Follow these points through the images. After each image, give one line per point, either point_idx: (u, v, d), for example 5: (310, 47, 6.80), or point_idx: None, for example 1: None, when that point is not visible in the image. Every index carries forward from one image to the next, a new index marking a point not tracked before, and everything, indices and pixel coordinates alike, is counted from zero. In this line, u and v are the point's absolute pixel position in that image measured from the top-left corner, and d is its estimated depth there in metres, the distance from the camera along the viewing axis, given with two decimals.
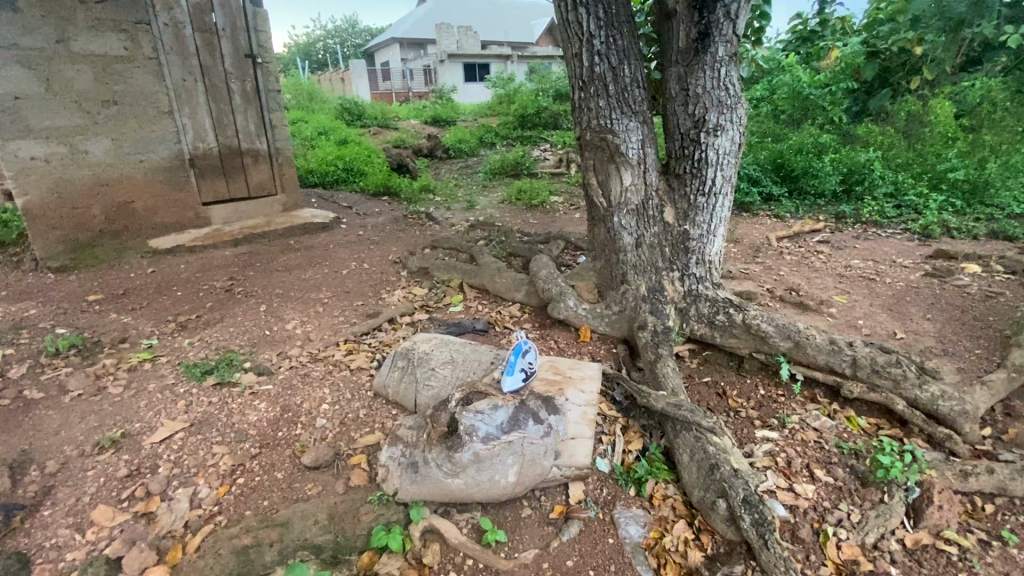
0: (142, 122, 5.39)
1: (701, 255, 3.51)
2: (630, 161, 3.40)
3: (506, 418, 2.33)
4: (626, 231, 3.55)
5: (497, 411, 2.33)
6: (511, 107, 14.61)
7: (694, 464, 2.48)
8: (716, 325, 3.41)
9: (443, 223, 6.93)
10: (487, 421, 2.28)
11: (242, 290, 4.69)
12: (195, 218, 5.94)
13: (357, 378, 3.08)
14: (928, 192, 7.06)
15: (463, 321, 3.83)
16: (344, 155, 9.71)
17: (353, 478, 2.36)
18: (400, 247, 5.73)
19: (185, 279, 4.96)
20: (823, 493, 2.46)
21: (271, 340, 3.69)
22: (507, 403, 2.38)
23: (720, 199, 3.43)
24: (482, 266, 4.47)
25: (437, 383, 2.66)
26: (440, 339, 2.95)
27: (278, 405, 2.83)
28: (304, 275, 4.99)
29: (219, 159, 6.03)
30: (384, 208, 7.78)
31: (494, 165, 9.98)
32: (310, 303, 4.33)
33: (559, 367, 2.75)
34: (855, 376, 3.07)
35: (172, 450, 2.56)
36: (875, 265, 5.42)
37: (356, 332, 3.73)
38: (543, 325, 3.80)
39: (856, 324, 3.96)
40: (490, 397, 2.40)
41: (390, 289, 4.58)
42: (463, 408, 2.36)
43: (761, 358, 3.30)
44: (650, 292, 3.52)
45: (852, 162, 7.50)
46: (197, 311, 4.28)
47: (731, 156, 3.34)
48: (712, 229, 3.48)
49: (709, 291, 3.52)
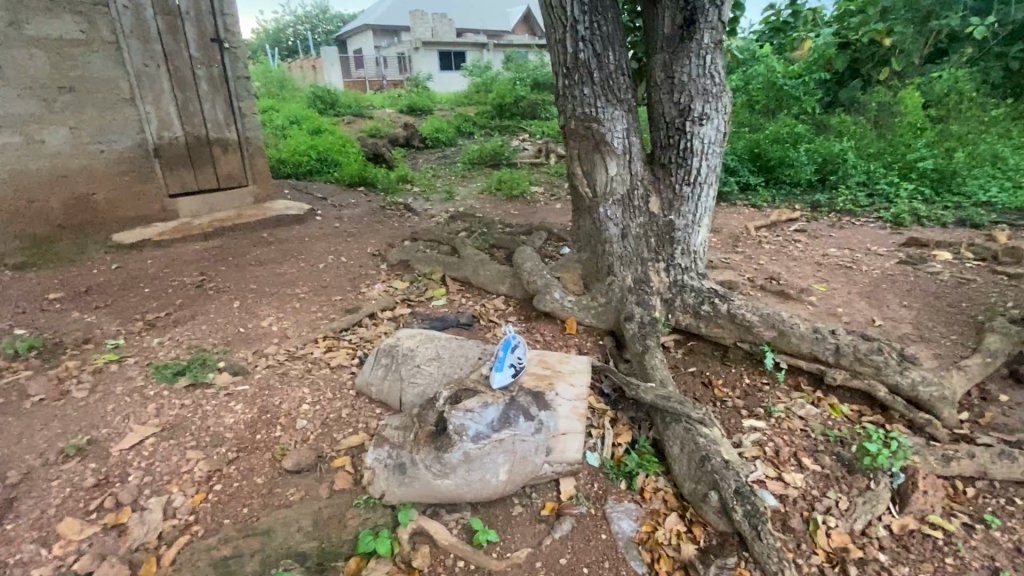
0: (103, 110, 5.13)
1: (686, 246, 3.47)
2: (615, 151, 3.34)
3: (495, 415, 2.20)
4: (611, 222, 3.50)
5: (486, 410, 2.20)
6: (489, 96, 14.47)
7: (685, 457, 2.46)
8: (702, 315, 3.41)
9: (422, 215, 6.80)
10: (476, 421, 2.16)
11: (215, 286, 4.52)
12: (162, 210, 5.68)
13: (337, 378, 3.00)
14: (899, 180, 7.24)
15: (446, 315, 3.76)
16: (318, 145, 9.44)
17: (337, 482, 2.23)
18: (379, 240, 5.60)
19: (153, 275, 4.78)
20: (812, 482, 2.47)
21: (246, 338, 3.56)
22: (497, 400, 2.24)
23: (705, 189, 3.39)
24: (465, 258, 4.37)
25: (423, 381, 2.54)
26: (425, 335, 2.81)
27: (255, 407, 2.73)
28: (279, 269, 4.84)
29: (186, 148, 5.77)
30: (361, 199, 7.60)
31: (473, 155, 9.84)
32: (286, 299, 4.20)
33: (548, 361, 2.63)
34: (838, 364, 3.13)
35: (142, 457, 2.41)
36: (850, 253, 5.54)
37: (335, 327, 3.63)
38: (528, 317, 3.74)
39: (836, 311, 4.05)
40: (479, 395, 2.26)
41: (369, 283, 4.46)
42: (451, 407, 2.23)
43: (746, 347, 3.34)
44: (636, 283, 3.47)
45: (825, 153, 7.65)
46: (167, 310, 4.12)
47: (716, 146, 3.30)
48: (698, 219, 3.44)
49: (694, 281, 3.50)
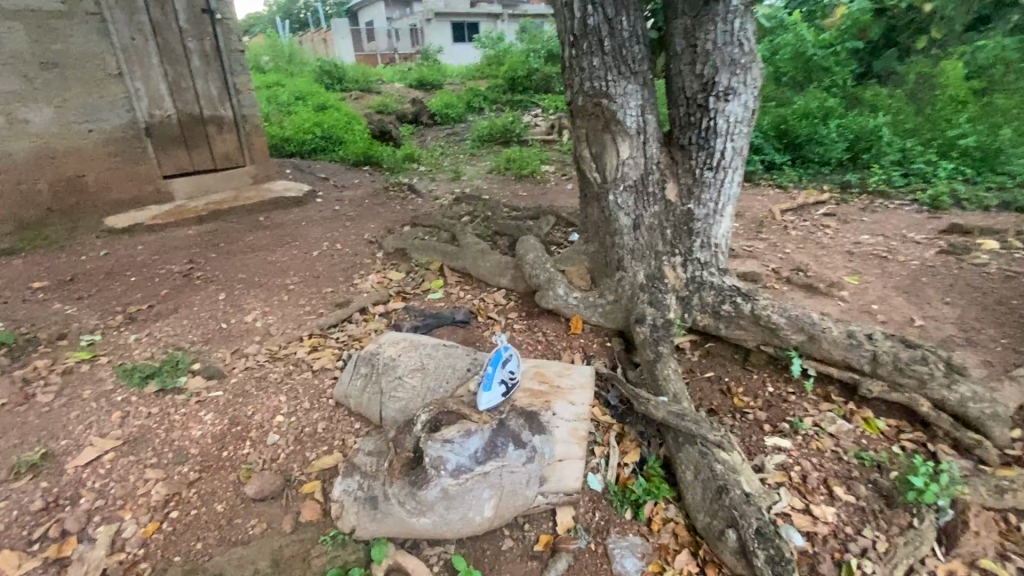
0: (89, 88, 4.86)
1: (706, 238, 3.09)
2: (628, 131, 2.95)
3: (480, 445, 1.88)
4: (622, 211, 3.12)
5: (469, 439, 1.87)
6: (501, 69, 13.90)
7: (700, 485, 2.17)
8: (722, 315, 3.08)
9: (426, 196, 6.49)
10: (457, 452, 1.83)
11: (202, 275, 4.30)
12: (155, 192, 5.45)
13: (317, 384, 2.75)
14: (937, 159, 6.67)
15: (442, 311, 3.48)
16: (321, 123, 9.11)
17: (303, 513, 1.99)
18: (378, 224, 5.32)
19: (141, 263, 4.58)
20: (845, 517, 2.15)
21: (227, 336, 3.33)
22: (482, 426, 1.92)
23: (730, 174, 2.99)
24: (464, 247, 4.05)
25: (405, 395, 2.26)
26: (409, 341, 2.52)
27: (225, 418, 2.50)
28: (270, 257, 4.59)
29: (179, 127, 5.49)
30: (364, 179, 7.29)
31: (482, 132, 9.42)
32: (274, 291, 3.95)
33: (546, 374, 2.30)
34: (874, 374, 2.81)
35: (98, 475, 2.21)
36: (884, 241, 5.10)
37: (323, 324, 3.38)
38: (530, 314, 3.44)
39: (870, 309, 3.71)
40: (461, 421, 1.92)
41: (363, 273, 4.18)
42: (429, 434, 1.90)
43: (769, 352, 3.03)
44: (649, 280, 3.13)
45: (858, 129, 7.09)
46: (151, 302, 3.92)
47: (743, 125, 2.89)
48: (720, 209, 3.05)
49: (714, 278, 3.15)
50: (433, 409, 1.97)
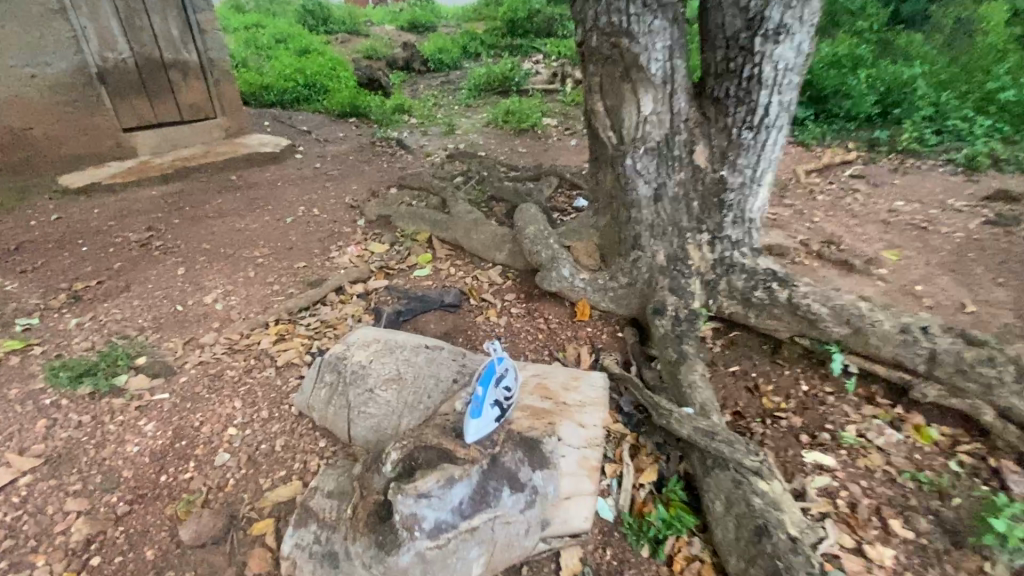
0: (27, 25, 4.19)
1: (739, 212, 2.61)
2: (652, 79, 2.39)
3: (466, 495, 1.49)
4: (641, 178, 2.60)
5: (453, 489, 1.47)
6: (499, 10, 12.79)
7: (732, 522, 1.81)
8: (752, 303, 2.66)
9: (416, 153, 5.89)
10: (436, 506, 1.44)
11: (162, 245, 3.82)
12: (116, 148, 4.83)
13: (279, 386, 2.35)
14: (975, 114, 6.03)
15: (429, 292, 3.03)
16: (303, 69, 8.31)
17: (249, 564, 1.63)
18: (362, 185, 4.78)
19: (95, 229, 4.08)
20: (904, 559, 1.80)
21: (181, 322, 2.90)
22: (468, 470, 1.51)
23: (773, 135, 2.47)
24: (455, 216, 3.55)
25: (377, 412, 1.87)
26: (384, 341, 2.05)
27: (169, 429, 2.12)
28: (239, 223, 4.09)
29: (136, 73, 4.81)
30: (349, 132, 6.64)
31: (478, 81, 8.62)
32: (240, 265, 3.49)
33: (549, 387, 1.89)
34: (929, 376, 2.41)
35: (10, 506, 1.84)
36: (921, 209, 4.60)
37: (292, 307, 2.95)
38: (530, 296, 3.01)
39: (914, 291, 3.28)
40: (443, 467, 1.49)
41: (341, 243, 3.70)
42: (400, 480, 1.49)
43: (804, 345, 2.63)
44: (670, 261, 2.67)
45: (891, 80, 6.40)
46: (101, 277, 3.46)
47: (794, 74, 2.34)
48: (758, 177, 2.54)
49: (746, 259, 2.69)
50: (407, 445, 1.54)
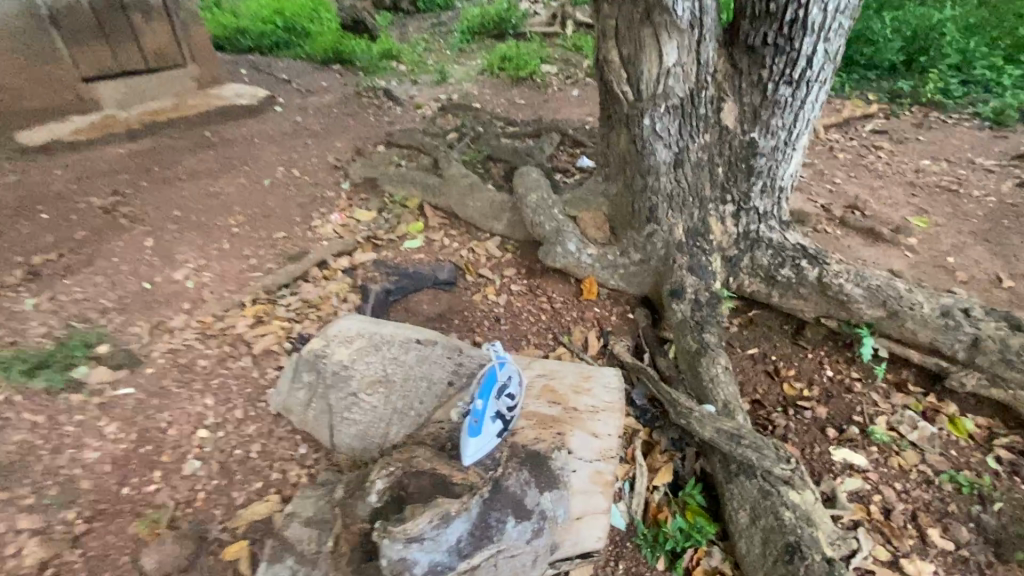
0: None
1: (769, 181, 2.31)
2: (678, 23, 2.04)
3: (464, 531, 1.30)
4: (660, 141, 2.28)
5: (449, 528, 1.29)
6: None
7: (759, 536, 1.64)
8: (777, 282, 2.41)
9: (406, 104, 5.42)
10: (430, 549, 1.26)
11: (127, 211, 3.48)
12: (76, 100, 4.32)
13: (255, 379, 2.12)
14: (1002, 64, 5.56)
15: (422, 266, 2.76)
16: (282, 9, 7.60)
17: None
18: (347, 142, 4.38)
19: (54, 193, 3.71)
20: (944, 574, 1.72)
21: (148, 303, 2.63)
22: (465, 503, 1.32)
23: (814, 91, 2.13)
24: (448, 180, 3.22)
25: (364, 419, 1.68)
26: (368, 335, 1.78)
27: (132, 432, 1.90)
28: (213, 187, 3.73)
29: (93, 15, 4.24)
30: (332, 81, 6.10)
31: (471, 23, 7.93)
32: (214, 235, 3.18)
33: (555, 390, 1.67)
34: (969, 363, 2.20)
35: None
36: (949, 168, 4.28)
37: (270, 285, 2.68)
38: (531, 272, 2.74)
39: (945, 264, 3.05)
40: (437, 504, 1.30)
41: (324, 210, 3.38)
42: (388, 521, 1.29)
43: (830, 326, 2.39)
44: (689, 236, 2.40)
45: (918, 23, 5.76)
46: (61, 249, 3.14)
47: (845, 17, 1.99)
48: (792, 140, 2.23)
49: (772, 233, 2.42)
50: (394, 471, 1.38)
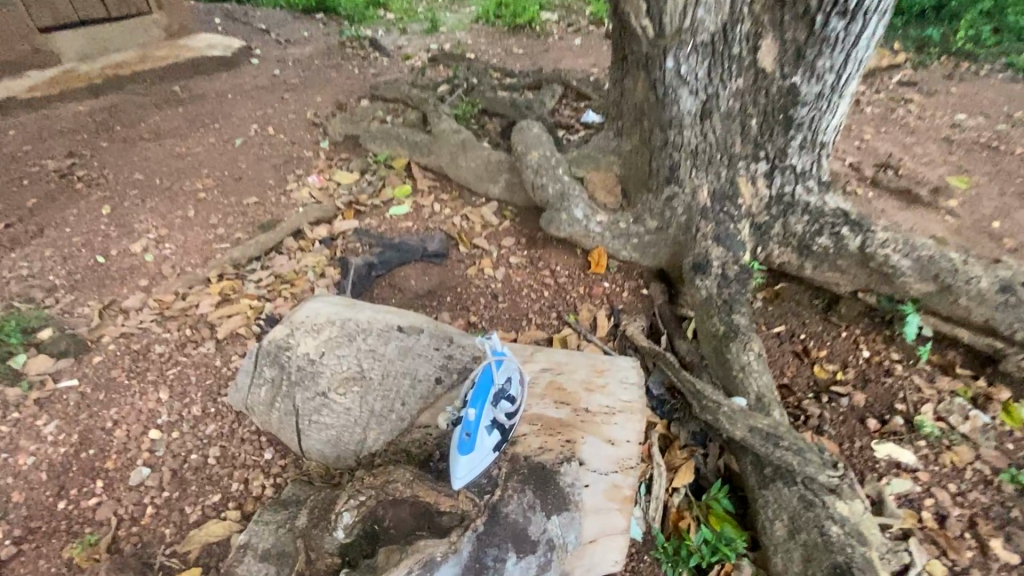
0: None
1: (809, 134, 1.97)
2: None
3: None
4: (685, 87, 1.94)
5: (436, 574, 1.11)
6: None
7: (799, 553, 1.43)
8: (812, 252, 2.12)
9: (393, 55, 4.93)
10: None
11: (84, 175, 3.13)
12: (34, 53, 3.90)
13: (218, 367, 1.86)
14: None
15: (409, 236, 2.45)
16: None
17: None
18: (327, 96, 3.96)
19: (5, 155, 3.35)
20: None
21: (102, 280, 2.34)
22: (453, 544, 1.13)
23: (873, 23, 1.74)
24: (438, 137, 2.86)
25: (337, 423, 1.42)
26: (339, 321, 1.48)
27: (74, 432, 1.68)
28: (179, 146, 3.37)
29: None
30: (314, 31, 5.58)
31: None
32: (178, 201, 2.85)
33: (564, 388, 1.42)
34: None
35: None
36: (988, 123, 3.85)
37: (236, 257, 2.36)
38: (532, 241, 2.43)
39: (989, 230, 2.74)
40: (417, 547, 1.11)
41: (301, 172, 3.04)
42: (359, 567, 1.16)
43: (869, 302, 2.11)
44: (714, 199, 2.09)
45: None
46: (10, 218, 2.82)
47: None
48: (841, 86, 1.86)
49: (809, 196, 2.10)
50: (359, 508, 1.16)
